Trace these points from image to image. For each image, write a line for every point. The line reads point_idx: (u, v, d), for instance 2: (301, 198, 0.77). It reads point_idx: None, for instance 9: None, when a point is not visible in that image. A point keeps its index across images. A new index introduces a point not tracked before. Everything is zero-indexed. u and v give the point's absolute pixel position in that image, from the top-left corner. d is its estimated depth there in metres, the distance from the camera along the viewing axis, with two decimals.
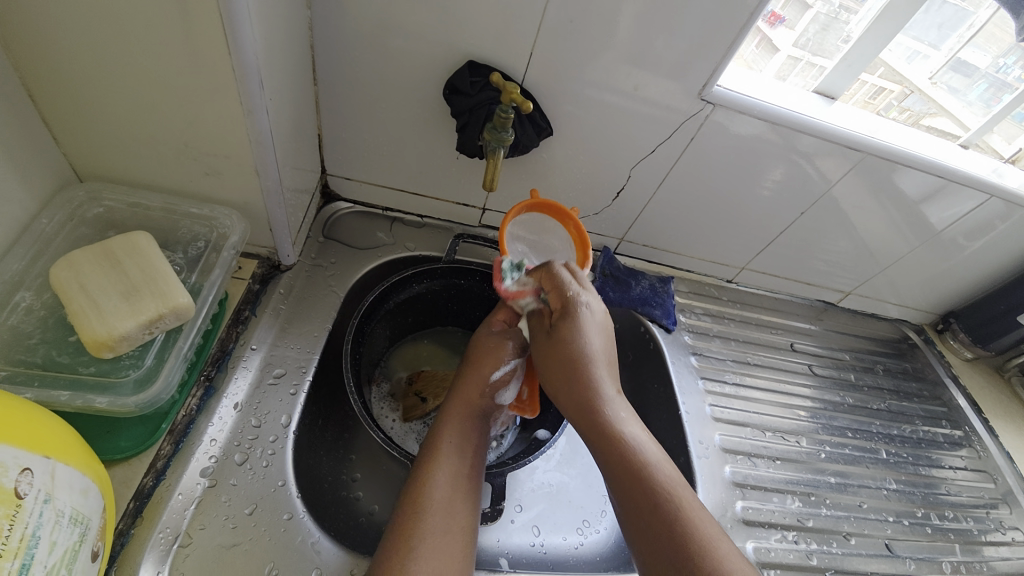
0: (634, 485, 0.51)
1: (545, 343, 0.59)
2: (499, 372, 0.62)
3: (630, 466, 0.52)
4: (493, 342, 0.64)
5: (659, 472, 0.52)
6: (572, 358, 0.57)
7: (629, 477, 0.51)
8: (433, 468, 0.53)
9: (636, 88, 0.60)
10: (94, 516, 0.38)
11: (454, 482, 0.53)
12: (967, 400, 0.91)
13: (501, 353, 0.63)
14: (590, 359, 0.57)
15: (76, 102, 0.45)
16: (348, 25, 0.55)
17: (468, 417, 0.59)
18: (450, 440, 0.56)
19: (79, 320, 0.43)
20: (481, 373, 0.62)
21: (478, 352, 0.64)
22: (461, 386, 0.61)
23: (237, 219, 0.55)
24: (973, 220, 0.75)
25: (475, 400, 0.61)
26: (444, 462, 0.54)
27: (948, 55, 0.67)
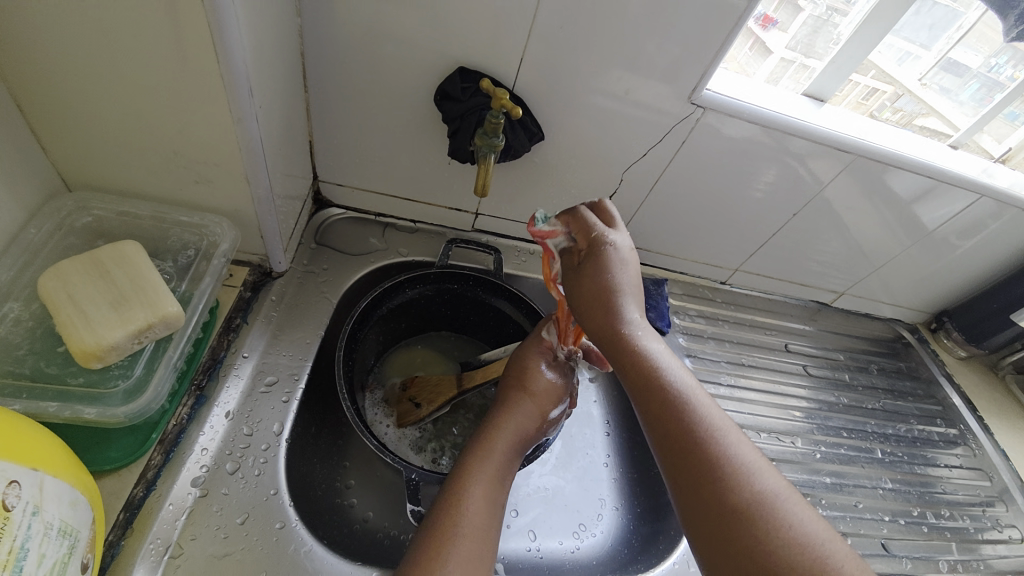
0: (664, 419, 0.45)
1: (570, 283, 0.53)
2: (556, 410, 0.59)
3: (660, 398, 0.46)
4: (543, 372, 0.59)
5: (691, 403, 0.46)
6: (595, 294, 0.50)
7: (658, 408, 0.46)
8: (474, 489, 0.49)
9: (627, 92, 0.61)
10: (83, 528, 0.37)
11: (492, 499, 0.49)
12: (962, 398, 0.91)
13: (553, 387, 0.59)
14: (617, 292, 0.50)
15: (65, 111, 0.45)
16: (339, 33, 0.55)
17: (517, 449, 0.55)
18: (498, 467, 0.52)
19: (68, 331, 0.43)
20: (532, 405, 0.57)
21: (526, 378, 0.59)
22: (510, 414, 0.56)
23: (227, 226, 0.55)
24: (963, 220, 0.76)
25: (527, 433, 0.56)
26: (489, 489, 0.50)
27: (938, 55, 0.68)
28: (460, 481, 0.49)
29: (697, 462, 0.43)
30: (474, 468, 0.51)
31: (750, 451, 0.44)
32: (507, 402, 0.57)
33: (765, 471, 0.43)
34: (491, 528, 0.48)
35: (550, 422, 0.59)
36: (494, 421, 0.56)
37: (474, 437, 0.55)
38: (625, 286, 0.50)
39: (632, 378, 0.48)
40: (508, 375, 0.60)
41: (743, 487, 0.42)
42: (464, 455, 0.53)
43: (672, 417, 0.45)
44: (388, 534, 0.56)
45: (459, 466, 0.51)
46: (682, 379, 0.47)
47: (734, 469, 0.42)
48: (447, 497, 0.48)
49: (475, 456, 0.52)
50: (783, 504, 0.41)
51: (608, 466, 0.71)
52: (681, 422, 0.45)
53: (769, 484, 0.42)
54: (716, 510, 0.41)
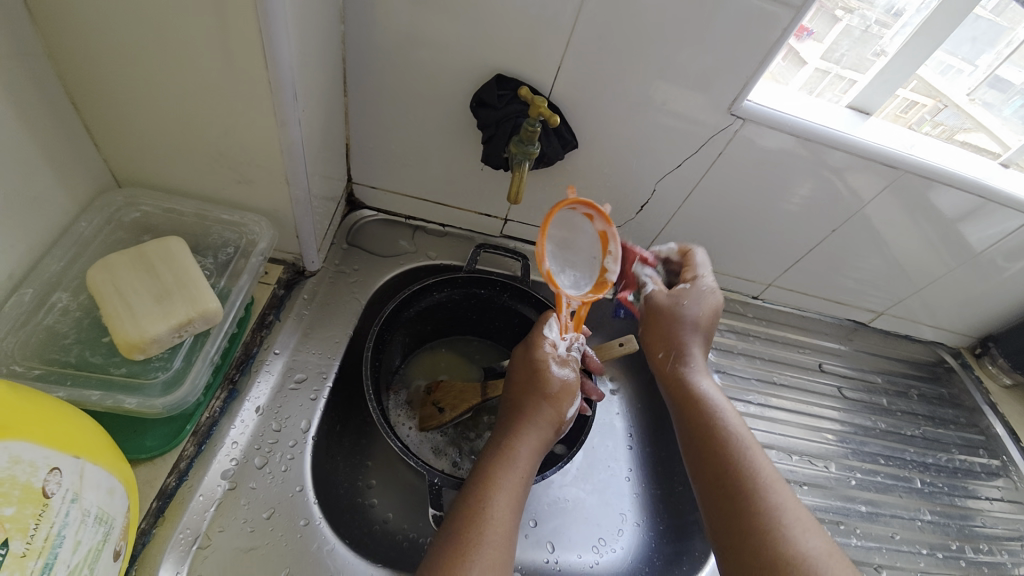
0: (715, 469, 0.54)
1: (654, 315, 0.63)
2: (573, 410, 0.59)
3: (712, 443, 0.55)
4: (556, 374, 0.59)
5: (740, 444, 0.54)
6: (670, 342, 0.62)
7: (711, 455, 0.55)
8: (498, 495, 0.49)
9: (664, 101, 0.60)
10: (119, 515, 0.39)
11: (512, 505, 0.49)
12: (1006, 428, 0.86)
13: (569, 388, 0.59)
14: (686, 336, 0.62)
15: (120, 111, 0.47)
16: (380, 39, 0.56)
17: (538, 455, 0.55)
18: (520, 475, 0.52)
19: (114, 323, 0.44)
20: (550, 408, 0.57)
21: (539, 382, 0.58)
22: (530, 422, 0.56)
23: (265, 226, 0.56)
24: (1016, 241, 0.72)
25: (546, 436, 0.56)
26: (512, 495, 0.50)
27: (986, 71, 0.65)
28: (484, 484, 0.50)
29: (743, 514, 0.50)
30: (495, 474, 0.51)
31: (792, 506, 0.50)
32: (525, 409, 0.57)
33: (803, 529, 0.48)
34: (513, 533, 0.48)
35: (566, 424, 0.59)
36: (512, 428, 0.56)
37: (495, 442, 0.55)
38: (693, 338, 0.62)
39: (685, 415, 0.58)
40: (519, 379, 0.60)
41: (781, 540, 0.48)
42: (484, 463, 0.53)
43: (722, 463, 0.53)
44: (408, 536, 0.56)
45: (480, 474, 0.51)
46: (733, 421, 0.57)
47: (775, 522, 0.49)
48: (469, 500, 0.49)
49: (496, 464, 0.52)
50: (819, 560, 0.46)
51: (630, 480, 0.70)
52: (732, 476, 0.52)
53: (806, 541, 0.48)
54: (756, 561, 0.47)
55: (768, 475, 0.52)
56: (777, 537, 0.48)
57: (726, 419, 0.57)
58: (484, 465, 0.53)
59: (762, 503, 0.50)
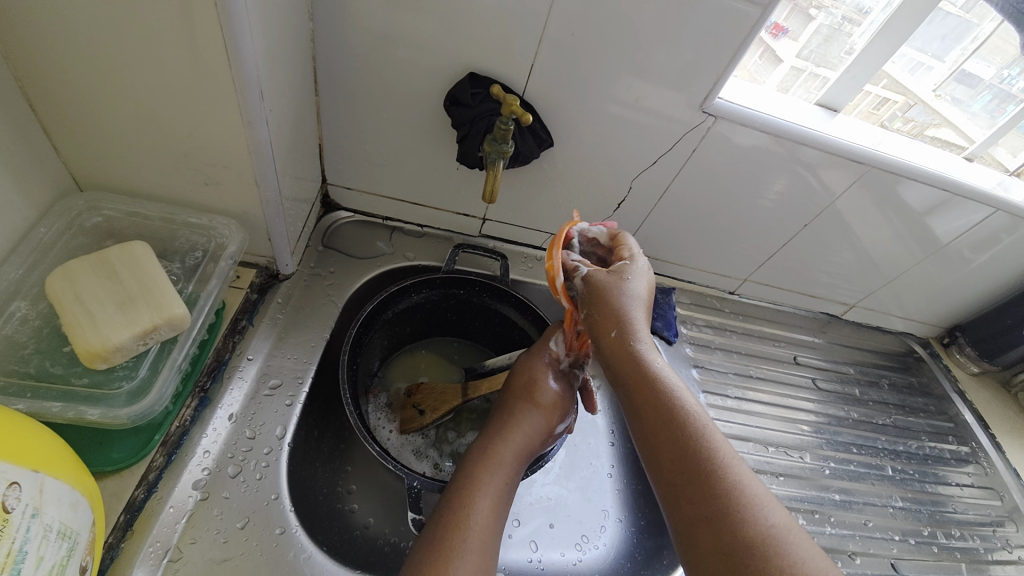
0: (669, 454, 0.46)
1: (594, 291, 0.53)
2: (561, 425, 0.59)
3: (665, 423, 0.47)
4: (549, 382, 0.59)
5: (695, 420, 0.47)
6: (617, 316, 0.52)
7: (664, 437, 0.47)
8: (482, 500, 0.49)
9: (638, 99, 0.60)
10: (83, 529, 0.37)
11: (494, 512, 0.49)
12: (974, 415, 0.89)
13: (559, 397, 0.59)
14: (629, 307, 0.52)
15: (79, 112, 0.45)
16: (351, 37, 0.56)
17: (522, 460, 0.54)
18: (504, 480, 0.51)
19: (74, 332, 0.43)
20: (539, 414, 0.57)
21: (532, 389, 0.58)
22: (519, 425, 0.56)
23: (235, 228, 0.55)
24: (978, 233, 0.75)
25: (532, 442, 0.56)
26: (495, 502, 0.50)
27: (952, 67, 0.67)
28: (469, 490, 0.49)
29: (703, 501, 0.43)
30: (481, 480, 0.50)
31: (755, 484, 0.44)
32: (514, 412, 0.57)
33: (769, 506, 0.43)
34: (495, 539, 0.48)
35: (554, 435, 0.59)
36: (500, 431, 0.55)
37: (482, 443, 0.55)
38: (636, 308, 0.52)
39: (633, 396, 0.49)
40: (513, 383, 0.60)
41: (747, 525, 0.42)
42: (469, 468, 0.52)
43: (676, 444, 0.46)
44: (389, 541, 0.55)
45: (463, 478, 0.51)
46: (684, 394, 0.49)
47: (739, 505, 0.43)
48: (451, 508, 0.48)
49: (482, 468, 0.52)
50: (786, 541, 0.41)
51: (612, 477, 0.71)
52: (688, 458, 0.45)
53: (773, 520, 0.42)
54: (721, 553, 0.41)
55: (726, 451, 0.46)
56: (742, 519, 0.42)
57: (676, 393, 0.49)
58: (467, 470, 0.52)
59: (723, 485, 0.44)
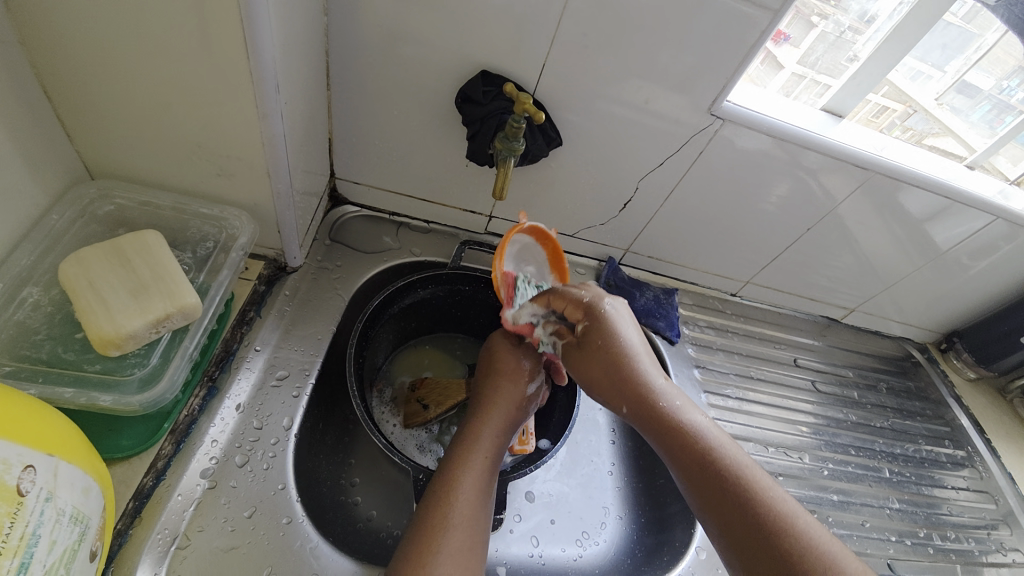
0: (737, 519, 0.46)
1: (600, 360, 0.56)
2: (533, 387, 0.62)
3: (724, 486, 0.48)
4: (516, 356, 0.62)
5: (746, 472, 0.49)
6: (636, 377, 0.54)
7: (728, 501, 0.47)
8: (465, 481, 0.50)
9: (647, 101, 0.61)
10: (94, 515, 0.38)
11: (478, 490, 0.50)
12: (969, 420, 0.90)
13: (525, 368, 0.62)
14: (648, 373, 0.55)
15: (95, 100, 0.46)
16: (364, 32, 0.56)
17: (501, 441, 0.55)
18: (487, 451, 0.53)
19: (88, 318, 0.43)
20: (511, 387, 0.59)
21: (504, 373, 0.61)
22: (491, 408, 0.57)
23: (246, 220, 0.55)
24: (979, 240, 0.75)
25: (508, 413, 0.58)
26: (478, 479, 0.50)
27: (954, 76, 0.67)
28: (451, 471, 0.50)
29: (785, 562, 0.44)
30: (461, 460, 0.51)
31: (822, 532, 0.46)
32: (489, 394, 0.59)
33: (843, 553, 0.44)
34: (486, 506, 0.49)
35: (528, 399, 0.61)
36: (476, 415, 0.57)
37: (459, 431, 0.56)
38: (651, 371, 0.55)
39: (685, 463, 0.50)
40: (482, 367, 0.63)
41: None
42: (450, 447, 0.54)
43: (740, 506, 0.47)
44: (391, 533, 0.56)
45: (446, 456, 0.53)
46: (726, 446, 0.51)
47: (817, 558, 0.44)
48: (436, 487, 0.49)
49: (461, 448, 0.53)
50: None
51: (613, 474, 0.71)
52: (757, 519, 0.46)
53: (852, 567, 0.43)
54: None
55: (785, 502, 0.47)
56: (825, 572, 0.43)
57: (720, 449, 0.50)
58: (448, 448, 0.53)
59: (797, 540, 0.45)
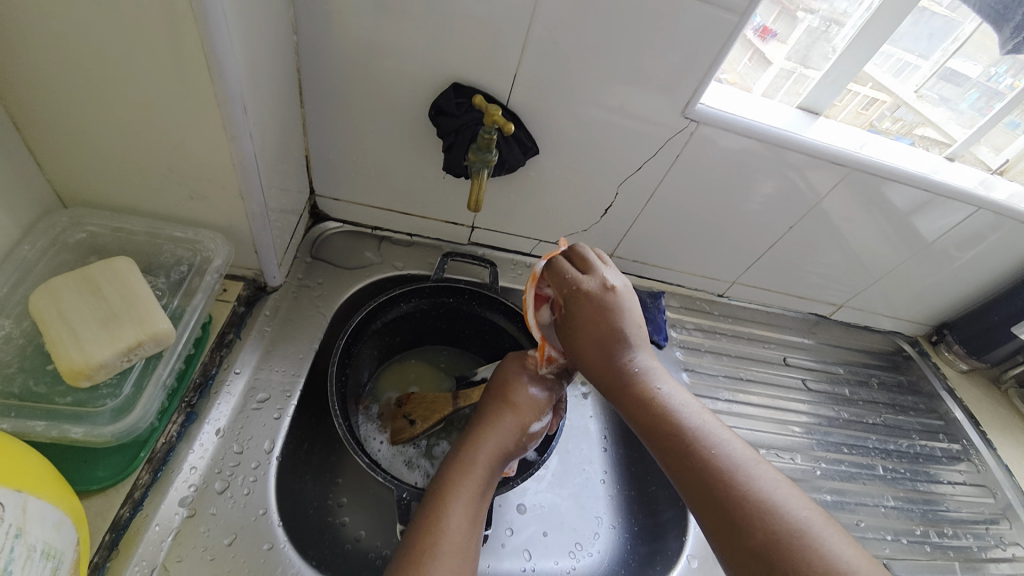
0: (678, 460, 0.46)
1: (572, 332, 0.53)
2: (538, 423, 0.59)
3: (668, 436, 0.47)
4: (526, 387, 0.59)
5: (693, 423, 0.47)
6: (601, 340, 0.52)
7: (677, 458, 0.46)
8: (456, 509, 0.49)
9: (622, 105, 0.61)
10: (68, 551, 0.37)
11: (469, 518, 0.49)
12: (964, 413, 0.90)
13: (534, 400, 0.59)
14: (613, 337, 0.52)
15: (62, 130, 0.45)
16: (334, 49, 0.56)
17: (497, 464, 0.54)
18: (480, 480, 0.52)
19: (57, 349, 0.42)
20: (514, 417, 0.57)
21: (505, 392, 0.59)
22: (490, 429, 0.56)
23: (221, 242, 0.55)
24: (963, 232, 0.75)
25: (507, 446, 0.56)
26: (469, 508, 0.50)
27: (936, 66, 0.68)
28: (442, 495, 0.50)
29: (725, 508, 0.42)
30: (455, 486, 0.51)
31: (770, 478, 0.43)
32: (488, 416, 0.57)
33: (789, 497, 0.42)
34: (473, 539, 0.48)
35: (531, 435, 0.58)
36: (473, 434, 0.56)
37: (453, 451, 0.55)
38: (616, 332, 0.52)
39: (641, 419, 0.49)
40: (487, 393, 0.60)
41: (769, 521, 0.41)
42: (443, 472, 0.53)
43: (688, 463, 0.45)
44: (380, 554, 0.55)
45: (436, 487, 0.51)
46: (679, 401, 0.49)
47: (757, 500, 0.42)
48: (428, 514, 0.48)
49: (455, 473, 0.52)
50: (812, 531, 0.40)
51: (605, 483, 0.71)
52: (698, 460, 0.45)
53: (795, 509, 0.41)
54: (756, 550, 0.40)
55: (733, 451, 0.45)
56: (767, 517, 0.41)
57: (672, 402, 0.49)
58: (438, 478, 0.52)
59: (740, 488, 0.43)
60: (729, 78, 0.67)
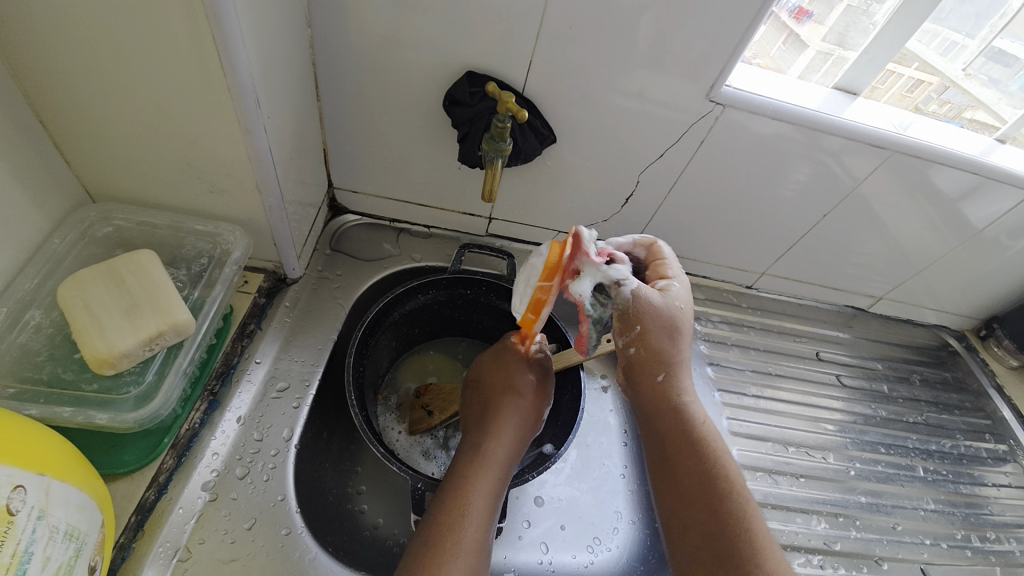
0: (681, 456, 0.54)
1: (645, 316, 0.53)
2: (546, 406, 0.61)
3: (677, 435, 0.55)
4: (529, 376, 0.60)
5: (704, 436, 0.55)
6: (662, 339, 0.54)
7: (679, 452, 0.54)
8: (476, 503, 0.50)
9: (642, 90, 0.59)
10: (91, 531, 0.38)
11: (490, 511, 0.50)
12: (1013, 411, 0.84)
13: (540, 387, 0.60)
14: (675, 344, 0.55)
15: (85, 126, 0.47)
16: (348, 40, 0.56)
17: (513, 454, 0.56)
18: (498, 472, 0.53)
19: (83, 339, 0.44)
20: (519, 408, 0.58)
21: (511, 381, 0.59)
22: (504, 421, 0.57)
23: (240, 234, 0.56)
24: (1017, 218, 0.70)
25: (523, 436, 0.58)
26: (488, 499, 0.51)
27: (982, 44, 0.64)
28: (461, 488, 0.51)
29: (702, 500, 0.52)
30: (473, 479, 0.52)
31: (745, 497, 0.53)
32: (497, 406, 0.58)
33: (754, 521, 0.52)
34: (492, 532, 0.50)
35: (540, 419, 0.60)
36: (486, 428, 0.56)
37: (468, 443, 0.56)
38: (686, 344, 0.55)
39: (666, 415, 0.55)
40: (485, 384, 0.60)
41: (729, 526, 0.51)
42: (457, 465, 0.53)
43: (710, 486, 0.53)
44: (397, 541, 0.55)
45: (452, 480, 0.52)
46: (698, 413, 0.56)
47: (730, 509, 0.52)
48: (449, 506, 0.49)
49: (473, 467, 0.53)
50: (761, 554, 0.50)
51: (625, 478, 0.69)
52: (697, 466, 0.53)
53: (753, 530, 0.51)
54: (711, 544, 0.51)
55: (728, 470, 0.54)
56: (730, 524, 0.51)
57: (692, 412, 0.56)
58: (452, 471, 0.53)
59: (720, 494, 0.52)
60: (762, 62, 0.63)
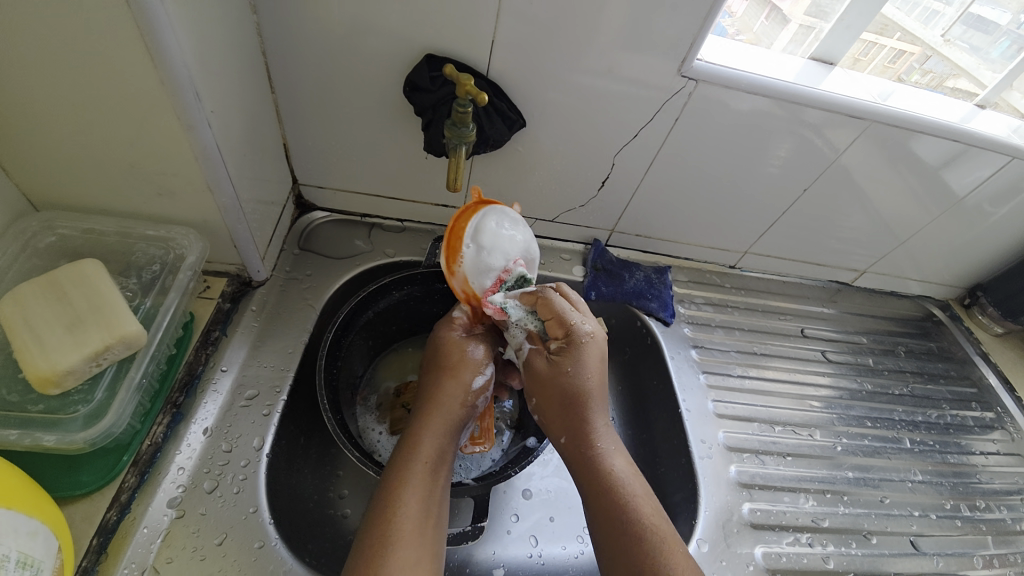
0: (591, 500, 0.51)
1: (536, 380, 0.55)
2: (481, 377, 0.57)
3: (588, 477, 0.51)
4: (464, 349, 0.57)
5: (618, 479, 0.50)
6: (559, 390, 0.54)
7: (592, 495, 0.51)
8: (411, 496, 0.47)
9: (610, 68, 0.56)
10: (47, 558, 0.36)
11: (425, 505, 0.47)
12: (998, 378, 0.84)
13: (472, 360, 0.57)
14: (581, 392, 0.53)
15: (11, 133, 0.44)
16: (298, 27, 0.53)
17: (447, 438, 0.52)
18: (428, 459, 0.50)
19: (24, 357, 0.42)
20: (457, 386, 0.55)
21: (443, 361, 0.57)
22: (436, 402, 0.54)
23: (194, 238, 0.53)
24: (997, 184, 0.69)
25: (457, 416, 0.54)
26: (421, 490, 0.48)
27: (960, 9, 0.63)
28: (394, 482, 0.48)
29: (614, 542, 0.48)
30: (406, 475, 0.48)
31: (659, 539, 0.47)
32: (430, 389, 0.55)
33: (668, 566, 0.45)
34: (432, 525, 0.47)
35: (476, 392, 0.56)
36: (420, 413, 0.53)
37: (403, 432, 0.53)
38: (592, 388, 0.53)
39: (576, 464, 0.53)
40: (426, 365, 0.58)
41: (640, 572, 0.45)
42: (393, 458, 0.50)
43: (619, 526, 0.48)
44: None
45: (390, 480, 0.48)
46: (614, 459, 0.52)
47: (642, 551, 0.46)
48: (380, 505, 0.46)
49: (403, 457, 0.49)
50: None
51: None
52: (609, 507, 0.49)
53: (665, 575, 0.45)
54: None
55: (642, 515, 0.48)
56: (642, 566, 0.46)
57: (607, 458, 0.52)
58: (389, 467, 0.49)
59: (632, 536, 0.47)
60: (746, 38, 0.62)
